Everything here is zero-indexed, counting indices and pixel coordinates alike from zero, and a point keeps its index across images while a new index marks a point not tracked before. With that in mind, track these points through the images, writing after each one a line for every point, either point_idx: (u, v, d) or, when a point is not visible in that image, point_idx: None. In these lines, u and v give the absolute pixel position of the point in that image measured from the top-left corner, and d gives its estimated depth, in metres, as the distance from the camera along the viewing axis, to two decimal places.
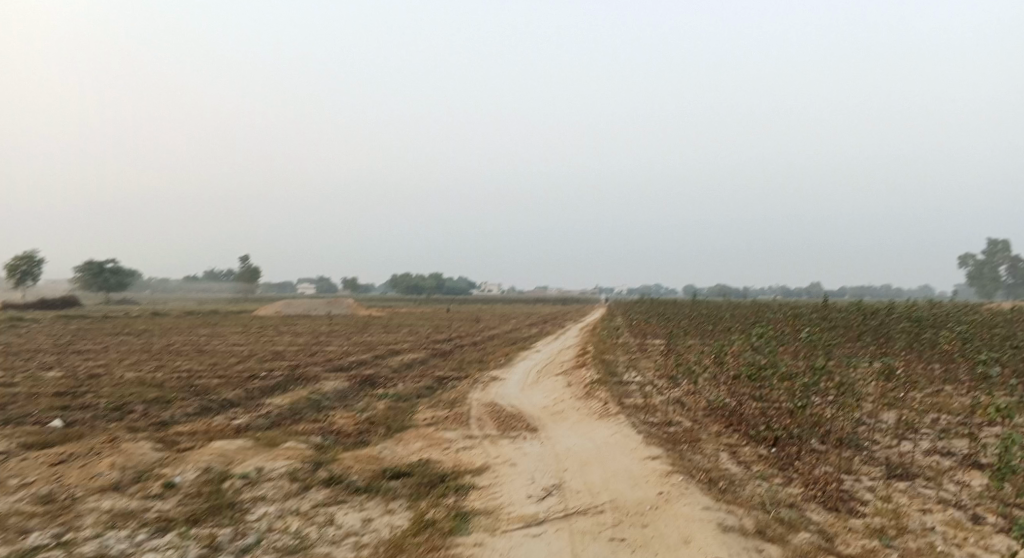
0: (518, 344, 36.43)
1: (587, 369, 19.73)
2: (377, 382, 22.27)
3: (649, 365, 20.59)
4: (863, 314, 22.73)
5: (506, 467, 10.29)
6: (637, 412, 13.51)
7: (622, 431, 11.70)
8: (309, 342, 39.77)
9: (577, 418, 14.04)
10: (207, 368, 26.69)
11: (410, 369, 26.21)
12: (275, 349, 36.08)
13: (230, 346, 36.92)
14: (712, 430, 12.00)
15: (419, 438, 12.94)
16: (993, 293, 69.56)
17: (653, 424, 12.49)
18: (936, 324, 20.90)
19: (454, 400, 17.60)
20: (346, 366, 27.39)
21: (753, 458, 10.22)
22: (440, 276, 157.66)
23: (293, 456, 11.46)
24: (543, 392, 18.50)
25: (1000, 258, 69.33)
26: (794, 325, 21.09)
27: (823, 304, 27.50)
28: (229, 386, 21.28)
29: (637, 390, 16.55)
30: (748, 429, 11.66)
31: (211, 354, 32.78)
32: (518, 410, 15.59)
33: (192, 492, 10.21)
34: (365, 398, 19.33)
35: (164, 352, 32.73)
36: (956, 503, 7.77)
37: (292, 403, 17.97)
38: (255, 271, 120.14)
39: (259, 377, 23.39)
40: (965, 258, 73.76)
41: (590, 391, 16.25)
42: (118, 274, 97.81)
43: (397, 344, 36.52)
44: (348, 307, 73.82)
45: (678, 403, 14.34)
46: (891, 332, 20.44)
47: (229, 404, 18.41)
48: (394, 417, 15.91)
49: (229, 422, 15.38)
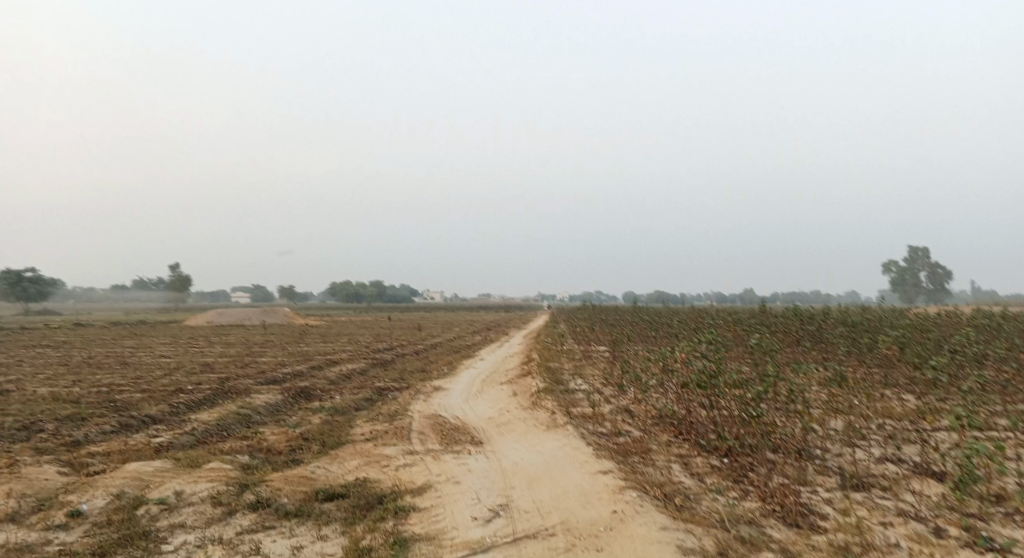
0: (461, 352, 35.79)
1: (533, 378, 19.25)
2: (313, 395, 21.26)
3: (595, 373, 20.28)
4: (801, 320, 23.14)
5: (449, 485, 9.69)
6: (585, 422, 13.13)
7: (572, 443, 11.25)
8: (242, 353, 37.97)
9: (523, 429, 13.55)
10: (128, 382, 24.92)
11: (349, 380, 25.24)
12: (206, 360, 34.27)
13: (156, 358, 34.87)
14: (662, 440, 11.70)
15: (356, 456, 12.17)
16: (915, 298, 72.93)
17: (602, 434, 12.10)
18: (871, 329, 21.39)
19: (394, 413, 16.83)
20: (281, 378, 26.11)
21: (706, 470, 9.97)
22: (382, 283, 155.22)
23: (216, 478, 10.52)
24: (487, 402, 17.96)
25: (920, 265, 72.84)
26: (736, 331, 21.20)
27: (762, 309, 27.92)
28: (151, 401, 19.83)
29: (583, 398, 16.21)
30: (698, 438, 11.41)
31: (135, 367, 30.81)
32: (462, 422, 14.99)
33: (101, 521, 9.06)
34: (300, 412, 18.30)
35: (83, 366, 30.59)
36: (917, 516, 7.95)
37: (220, 419, 16.81)
38: (188, 279, 115.45)
39: (185, 391, 21.94)
40: (889, 265, 77.05)
41: (536, 400, 15.81)
42: (36, 282, 92.04)
43: (336, 354, 35.24)
44: (285, 316, 71.34)
45: (626, 411, 14.05)
46: (830, 336, 20.78)
47: (150, 420, 17.08)
48: (330, 433, 15.06)
49: (148, 441, 14.17)
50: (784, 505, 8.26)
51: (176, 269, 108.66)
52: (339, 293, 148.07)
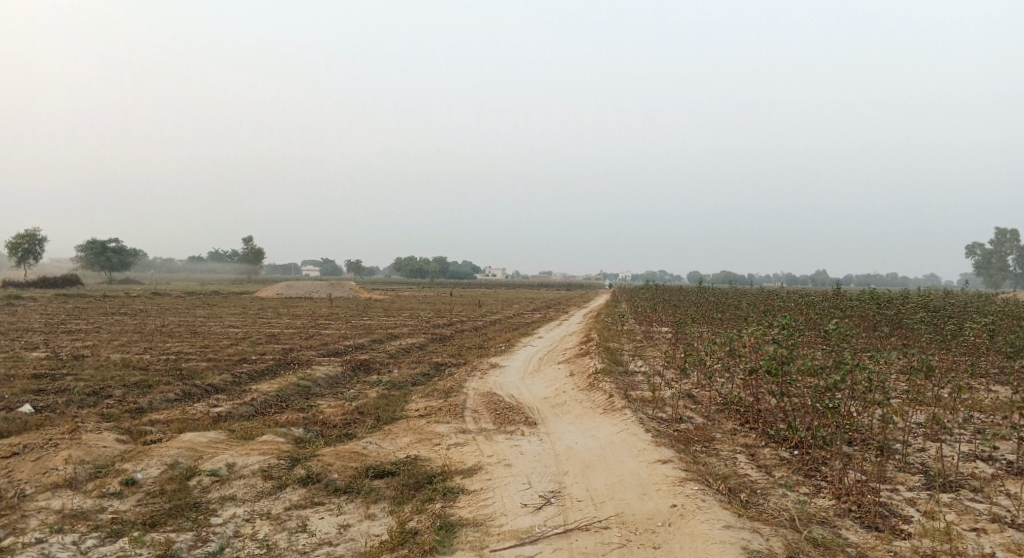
0: (519, 330, 35.56)
1: (591, 358, 18.71)
2: (371, 368, 21.40)
3: (656, 354, 19.57)
4: (880, 303, 21.69)
5: (500, 468, 9.34)
6: (644, 406, 12.54)
7: (630, 428, 10.70)
8: (306, 325, 38.83)
9: (579, 411, 13.08)
10: (196, 351, 25.76)
11: (407, 354, 25.35)
12: (271, 331, 35.22)
13: (225, 328, 36.08)
14: (726, 428, 11.00)
15: (408, 432, 11.98)
16: (1001, 283, 68.20)
17: (662, 420, 11.50)
18: (959, 316, 19.82)
19: (449, 389, 16.64)
20: (341, 351, 26.46)
21: (775, 463, 9.26)
22: (443, 259, 156.84)
23: (268, 451, 10.52)
24: (544, 381, 17.56)
25: (1008, 248, 68.02)
26: (807, 314, 20.02)
27: (836, 292, 26.38)
28: (216, 371, 20.36)
29: (643, 380, 15.59)
30: (767, 428, 10.66)
31: (204, 336, 31.90)
32: (516, 402, 14.64)
33: (154, 490, 9.22)
34: (356, 386, 18.39)
35: (157, 334, 31.94)
36: (1017, 523, 7.08)
37: (279, 390, 17.03)
38: (259, 253, 119.69)
39: (249, 361, 22.47)
40: (974, 247, 72.24)
41: (594, 382, 15.29)
42: (120, 253, 97.00)
43: (395, 328, 35.57)
44: (350, 290, 72.84)
45: (688, 396, 13.36)
46: (912, 320, 19.33)
47: (213, 390, 17.49)
48: (385, 407, 15.01)
49: (208, 410, 14.46)
50: (862, 505, 7.51)
51: (247, 242, 112.54)
52: (402, 268, 150.40)
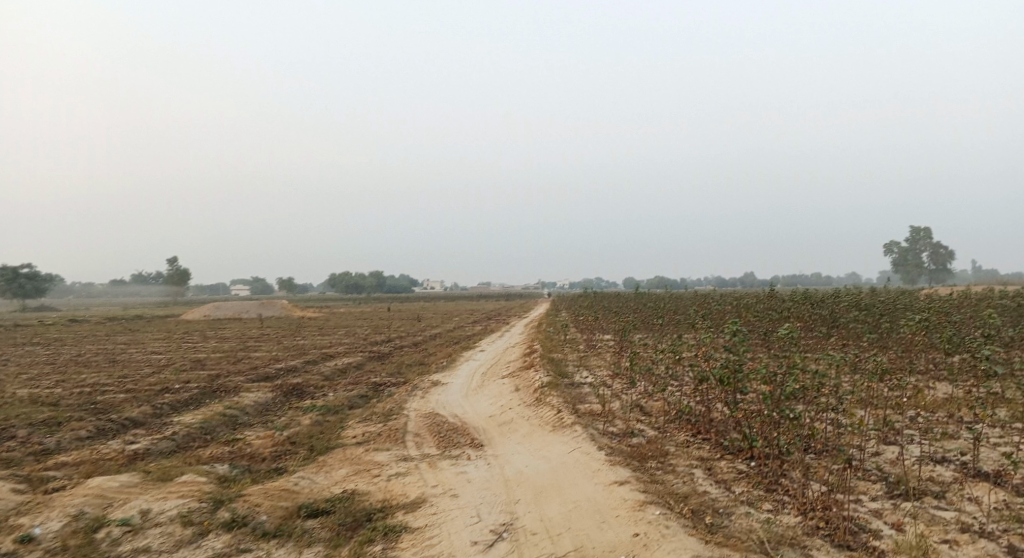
0: (460, 343, 34.82)
1: (536, 371, 18.15)
2: (306, 393, 20.24)
3: (602, 365, 19.19)
4: (815, 303, 22.07)
5: (446, 499, 8.63)
6: (594, 420, 12.07)
7: (582, 447, 10.19)
8: (236, 348, 36.88)
9: (528, 429, 12.50)
10: (114, 382, 23.85)
11: (344, 375, 24.25)
12: (198, 356, 33.24)
13: (147, 355, 33.90)
14: (679, 440, 10.61)
15: (345, 464, 11.09)
16: (916, 279, 71.87)
17: (613, 435, 11.03)
18: (890, 313, 20.27)
19: (389, 412, 15.75)
20: (274, 374, 25.03)
21: (733, 477, 8.91)
22: (381, 274, 154.26)
23: (188, 492, 9.47)
24: (488, 397, 16.92)
25: (922, 246, 71.65)
26: (748, 317, 20.11)
27: (771, 293, 26.79)
28: (134, 402, 18.78)
29: (591, 392, 15.16)
30: (721, 439, 10.33)
31: (124, 364, 29.74)
32: (461, 422, 13.93)
33: (54, 548, 8.00)
34: (289, 413, 17.23)
35: (71, 364, 29.58)
36: (984, 532, 6.95)
37: (204, 421, 15.74)
38: (186, 274, 114.66)
39: (172, 390, 20.88)
40: (891, 246, 75.98)
41: (540, 396, 14.76)
42: (33, 278, 90.68)
43: (332, 348, 34.16)
44: (284, 309, 70.23)
45: (637, 407, 12.98)
46: (847, 319, 19.66)
47: (131, 424, 16.02)
48: (320, 435, 14.03)
49: (123, 448, 13.12)
50: (829, 521, 7.23)
51: (174, 262, 107.47)
52: (339, 284, 147.02)
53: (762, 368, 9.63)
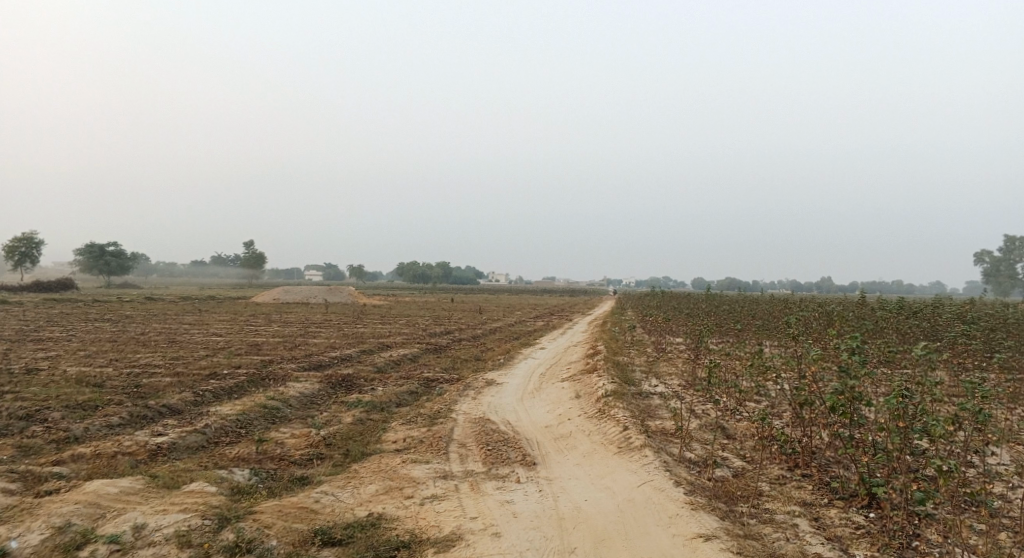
0: (519, 339, 33.31)
1: (600, 376, 16.35)
2: (353, 386, 19.15)
3: (672, 373, 17.24)
4: (918, 310, 19.43)
5: (486, 540, 7.10)
6: (666, 442, 10.27)
7: (654, 480, 8.40)
8: (295, 333, 36.45)
9: (588, 447, 10.82)
10: (167, 364, 23.45)
11: (396, 367, 23.16)
12: (256, 340, 32.88)
13: (208, 337, 33.90)
14: (772, 476, 8.69)
15: (376, 478, 9.68)
16: (1009, 291, 65.63)
17: (691, 465, 9.20)
18: (1012, 329, 17.43)
19: (435, 414, 14.34)
20: (326, 363, 24.12)
21: (849, 535, 6.99)
22: (445, 265, 154.90)
23: (192, 506, 8.26)
24: (545, 403, 15.32)
25: (1017, 256, 65.51)
26: (842, 322, 17.73)
27: (862, 298, 24.09)
28: (178, 387, 18.11)
29: (661, 406, 13.35)
30: (828, 478, 8.30)
31: (182, 346, 29.58)
32: (513, 431, 12.38)
33: None
34: (331, 408, 16.10)
35: (132, 343, 29.60)
36: None
37: (240, 414, 14.77)
38: (259, 256, 117.88)
39: (219, 376, 20.17)
40: (982, 255, 69.84)
41: (603, 407, 13.05)
42: (119, 257, 94.79)
43: (388, 337, 33.22)
44: (349, 296, 70.34)
45: (718, 427, 11.05)
46: (958, 332, 16.99)
47: (168, 412, 15.23)
48: (358, 438, 12.77)
49: (147, 440, 12.20)
50: None
51: (249, 246, 110.32)
52: (405, 274, 148.23)
53: (892, 401, 7.47)
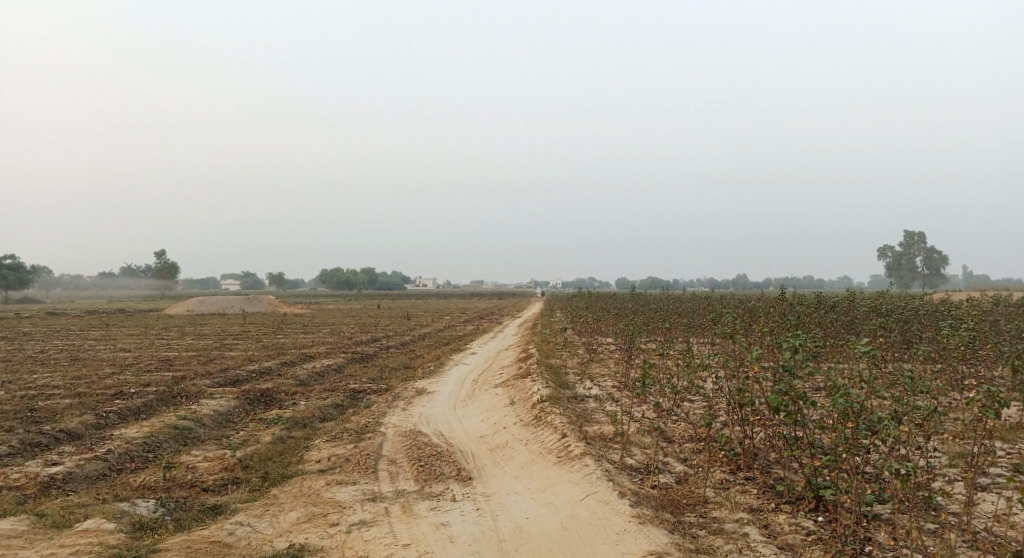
0: (449, 344, 32.58)
1: (534, 381, 15.93)
2: (274, 401, 18.01)
3: (606, 374, 17.01)
4: (837, 303, 20.02)
5: None
6: (606, 449, 9.93)
7: (597, 494, 8.03)
8: (211, 346, 34.37)
9: (526, 458, 10.36)
10: (65, 384, 21.46)
11: (320, 379, 22.06)
12: (169, 355, 30.81)
13: (114, 353, 31.51)
14: (716, 479, 8.48)
15: (298, 504, 8.87)
16: (909, 284, 69.89)
17: (634, 473, 8.88)
18: (925, 319, 18.14)
19: (363, 428, 13.54)
20: (244, 378, 22.70)
21: (800, 542, 6.80)
22: (372, 271, 151.86)
23: (84, 550, 7.26)
24: (478, 412, 14.76)
25: (916, 250, 69.86)
26: (768, 317, 18.00)
27: (784, 294, 24.74)
28: (78, 409, 16.50)
29: (598, 409, 13.04)
30: (771, 480, 8.14)
31: (84, 364, 27.28)
32: (446, 444, 11.76)
33: None
34: (250, 426, 15.01)
35: (27, 362, 27.08)
36: None
37: (147, 436, 13.50)
38: (173, 266, 111.95)
39: (124, 396, 18.57)
40: (884, 251, 74.14)
41: (539, 413, 12.62)
42: (16, 269, 87.86)
43: (312, 347, 31.80)
44: (270, 306, 67.52)
45: (657, 430, 10.80)
46: (875, 324, 17.49)
47: (64, 438, 13.78)
48: (279, 458, 11.85)
49: (36, 472, 10.88)
50: None
51: (161, 255, 104.38)
52: (330, 281, 144.38)
53: (839, 402, 7.32)
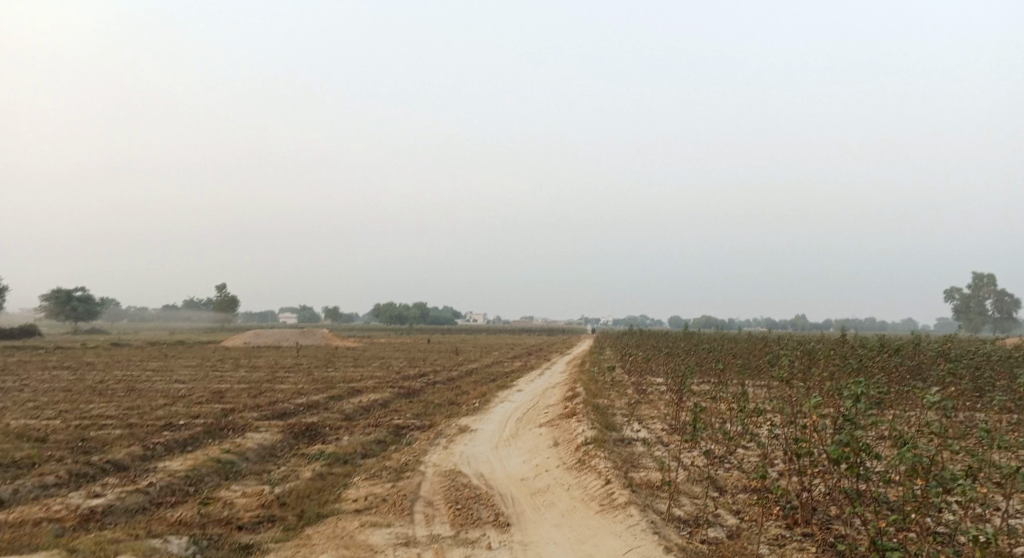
0: (495, 382, 32.25)
1: (579, 421, 15.41)
2: (318, 436, 17.95)
3: (654, 416, 16.36)
4: (902, 346, 18.91)
5: None
6: (652, 497, 9.38)
7: (641, 549, 7.53)
8: (262, 379, 34.90)
9: (567, 504, 9.89)
10: (120, 414, 21.95)
11: (365, 414, 21.99)
12: (221, 387, 31.35)
13: (170, 384, 32.29)
14: (771, 535, 7.85)
15: (329, 546, 8.61)
16: (979, 327, 66.21)
17: (681, 525, 8.32)
18: (1000, 365, 16.91)
19: (402, 466, 13.27)
20: (291, 411, 22.82)
21: None
22: (422, 306, 153.42)
23: None
24: (521, 453, 14.33)
25: (986, 292, 66.31)
26: (827, 360, 17.09)
27: (844, 336, 23.59)
28: (128, 440, 16.75)
29: (645, 454, 12.46)
30: (832, 538, 7.45)
31: (139, 394, 27.98)
32: (485, 486, 11.38)
33: None
34: (291, 461, 14.93)
35: (87, 392, 27.92)
36: None
37: (190, 469, 13.54)
38: (232, 300, 115.54)
39: (174, 427, 18.82)
40: (951, 292, 70.64)
41: (582, 456, 12.12)
42: (87, 301, 91.99)
43: (359, 381, 31.91)
44: (322, 339, 68.62)
45: (708, 478, 10.17)
46: (944, 370, 16.36)
47: (111, 469, 13.94)
48: (316, 496, 11.66)
49: (79, 504, 10.95)
50: None
51: (221, 288, 107.81)
52: (381, 316, 146.40)
53: (908, 455, 6.65)
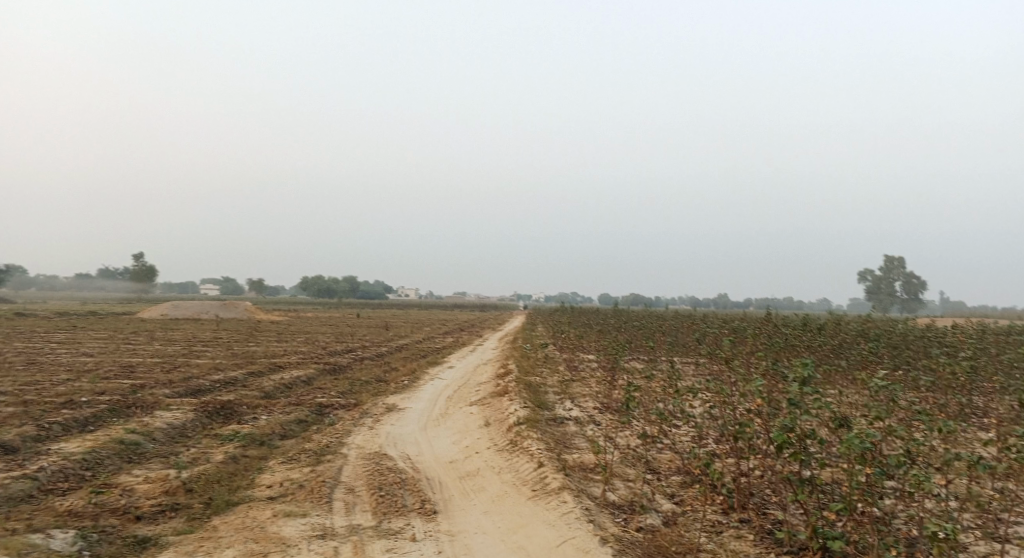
0: (426, 357, 31.51)
1: (511, 400, 14.97)
2: (235, 415, 16.86)
3: (587, 395, 16.12)
4: (825, 325, 19.33)
5: None
6: (587, 482, 9.03)
7: (575, 540, 7.19)
8: (178, 353, 32.97)
9: (499, 489, 9.42)
10: (13, 390, 20.07)
11: (287, 392, 20.93)
12: (131, 361, 29.33)
13: (75, 358, 29.99)
14: (707, 521, 7.60)
15: (236, 539, 7.86)
16: (888, 308, 69.91)
17: (617, 511, 7.99)
18: (915, 346, 17.47)
19: (323, 448, 12.51)
20: (207, 388, 21.47)
21: None
22: (353, 279, 150.18)
23: None
24: (450, 433, 13.77)
25: (895, 275, 69.92)
26: (756, 338, 17.22)
27: (770, 316, 24.03)
28: (18, 419, 15.21)
29: (578, 434, 12.12)
30: (770, 525, 7.27)
31: (39, 369, 25.82)
32: (412, 470, 10.77)
33: None
34: (203, 443, 13.89)
35: None
36: None
37: (88, 452, 12.34)
38: (150, 270, 109.69)
39: (73, 405, 17.29)
40: (864, 274, 74.28)
41: (513, 437, 11.69)
42: None
43: (283, 357, 30.53)
44: (246, 312, 66.04)
45: (642, 459, 9.87)
46: (865, 351, 16.74)
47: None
48: (227, 481, 10.78)
49: None
50: None
51: (139, 258, 102.15)
52: (310, 289, 142.58)
53: (853, 445, 6.43)
